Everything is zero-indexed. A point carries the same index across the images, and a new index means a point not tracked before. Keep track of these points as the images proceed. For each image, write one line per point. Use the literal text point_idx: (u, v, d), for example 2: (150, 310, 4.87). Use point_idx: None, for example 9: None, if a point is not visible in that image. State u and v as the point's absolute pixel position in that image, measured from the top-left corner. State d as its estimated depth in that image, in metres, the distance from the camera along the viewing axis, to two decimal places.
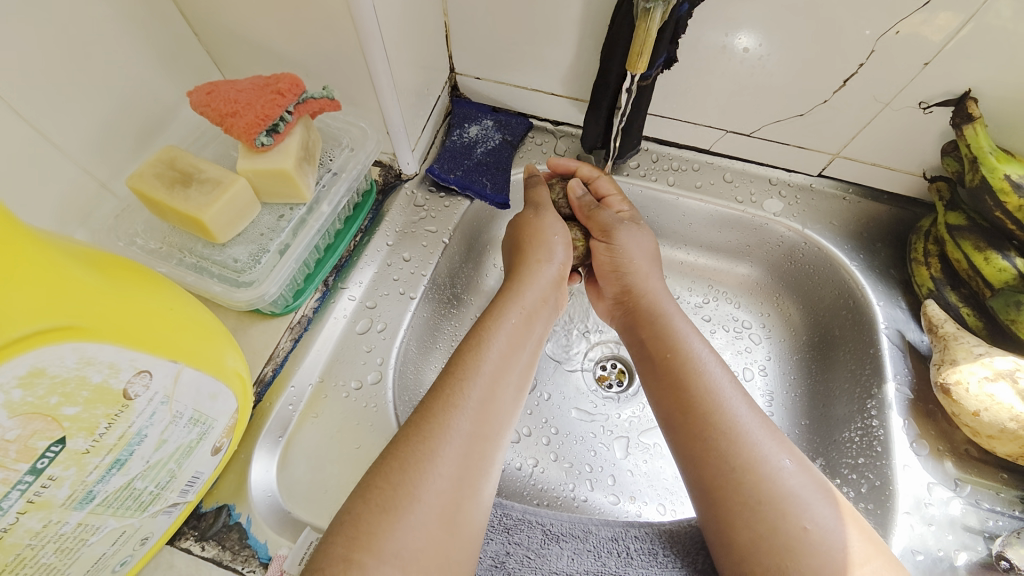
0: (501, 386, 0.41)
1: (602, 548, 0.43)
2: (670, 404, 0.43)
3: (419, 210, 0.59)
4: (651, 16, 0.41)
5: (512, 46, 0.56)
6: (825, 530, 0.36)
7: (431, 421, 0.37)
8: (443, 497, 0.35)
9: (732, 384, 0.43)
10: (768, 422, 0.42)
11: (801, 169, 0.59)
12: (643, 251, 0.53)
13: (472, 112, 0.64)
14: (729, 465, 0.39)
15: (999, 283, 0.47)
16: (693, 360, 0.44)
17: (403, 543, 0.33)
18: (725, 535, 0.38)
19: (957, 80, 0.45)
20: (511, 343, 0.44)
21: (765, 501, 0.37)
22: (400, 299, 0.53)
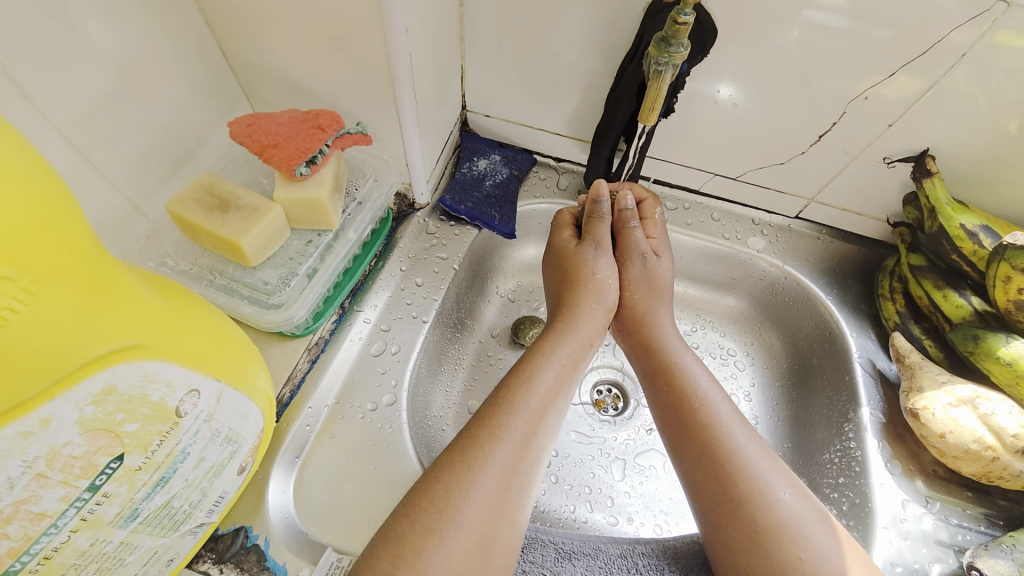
0: (545, 419, 0.42)
1: (613, 565, 0.44)
2: (677, 432, 0.46)
3: (430, 237, 0.61)
4: (662, 78, 0.43)
5: (523, 89, 0.61)
6: (820, 559, 0.39)
7: (474, 450, 0.38)
8: (479, 522, 0.36)
9: (733, 416, 0.46)
10: (768, 453, 0.45)
11: (780, 212, 0.65)
12: (663, 279, 0.54)
13: (480, 147, 0.68)
14: (732, 495, 0.42)
15: (958, 318, 0.53)
16: (695, 392, 0.47)
17: (441, 565, 0.34)
18: (727, 556, 0.42)
19: (914, 141, 0.52)
20: (558, 379, 0.45)
21: (764, 530, 0.40)
22: (413, 323, 0.55)
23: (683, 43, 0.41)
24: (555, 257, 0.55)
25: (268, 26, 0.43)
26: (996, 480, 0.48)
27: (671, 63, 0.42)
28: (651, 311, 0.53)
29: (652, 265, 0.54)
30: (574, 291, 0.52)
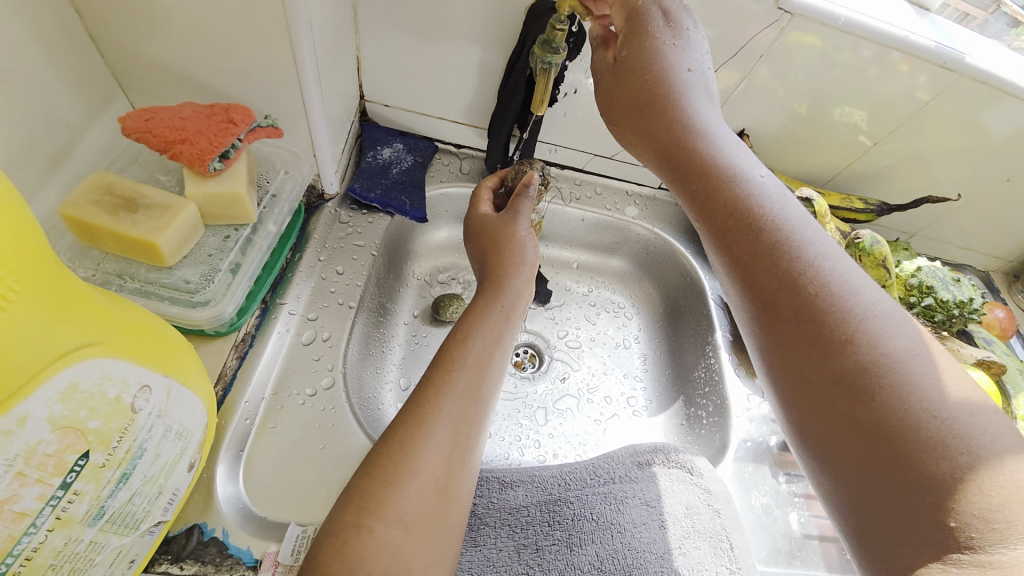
0: (486, 371, 0.47)
1: (549, 483, 0.49)
2: (756, 281, 0.38)
3: (345, 227, 0.63)
4: (547, 74, 0.51)
5: (421, 80, 0.66)
6: (948, 400, 0.32)
7: (424, 408, 0.43)
8: (436, 469, 0.40)
9: (834, 259, 0.37)
10: (875, 294, 0.36)
11: (647, 184, 0.80)
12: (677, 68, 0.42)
13: (383, 136, 0.70)
14: (833, 338, 0.35)
15: None
16: (779, 232, 0.38)
17: (405, 508, 0.38)
18: (840, 427, 0.34)
19: (734, 122, 0.68)
20: (494, 336, 0.49)
21: (881, 382, 0.33)
22: (339, 309, 0.56)
23: (561, 45, 0.49)
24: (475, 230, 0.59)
25: (153, 14, 0.42)
26: None
27: (553, 61, 0.50)
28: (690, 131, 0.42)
29: (652, 72, 0.42)
30: (503, 257, 0.55)
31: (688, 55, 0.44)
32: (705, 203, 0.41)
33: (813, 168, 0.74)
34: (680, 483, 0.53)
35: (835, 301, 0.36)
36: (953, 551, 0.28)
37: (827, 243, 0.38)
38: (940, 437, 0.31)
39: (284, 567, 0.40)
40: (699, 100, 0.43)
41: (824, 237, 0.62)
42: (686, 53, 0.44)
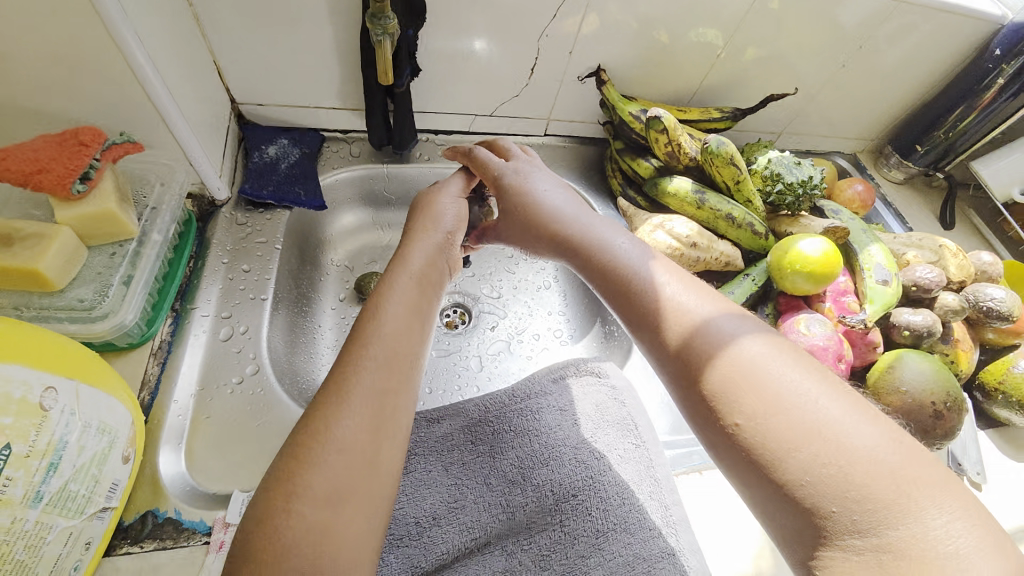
0: (409, 341, 0.43)
1: (476, 415, 0.54)
2: (649, 336, 0.43)
3: (243, 227, 0.65)
4: (384, 46, 0.55)
5: (286, 74, 0.68)
6: (823, 424, 0.34)
7: (342, 381, 0.39)
8: (351, 443, 0.37)
9: (721, 317, 0.41)
10: (770, 344, 0.39)
11: (533, 133, 0.86)
12: (554, 193, 0.53)
13: (265, 135, 0.72)
14: (710, 375, 0.38)
15: (647, 174, 0.75)
16: (669, 301, 0.43)
17: (318, 482, 0.35)
18: (728, 448, 0.36)
19: (589, 61, 0.74)
20: (410, 306, 0.45)
21: (755, 415, 0.35)
22: (253, 303, 0.59)
23: (389, 16, 0.53)
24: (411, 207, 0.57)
25: None
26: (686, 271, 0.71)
27: (386, 33, 0.54)
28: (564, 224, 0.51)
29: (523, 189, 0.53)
30: (415, 221, 0.54)
31: (546, 177, 0.55)
32: (599, 281, 0.48)
33: (673, 88, 0.81)
34: (588, 386, 0.60)
35: (710, 349, 0.39)
36: (844, 535, 0.31)
37: (704, 298, 0.43)
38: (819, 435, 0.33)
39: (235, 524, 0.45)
40: (569, 207, 0.52)
41: (681, 148, 0.69)
42: (551, 184, 0.55)
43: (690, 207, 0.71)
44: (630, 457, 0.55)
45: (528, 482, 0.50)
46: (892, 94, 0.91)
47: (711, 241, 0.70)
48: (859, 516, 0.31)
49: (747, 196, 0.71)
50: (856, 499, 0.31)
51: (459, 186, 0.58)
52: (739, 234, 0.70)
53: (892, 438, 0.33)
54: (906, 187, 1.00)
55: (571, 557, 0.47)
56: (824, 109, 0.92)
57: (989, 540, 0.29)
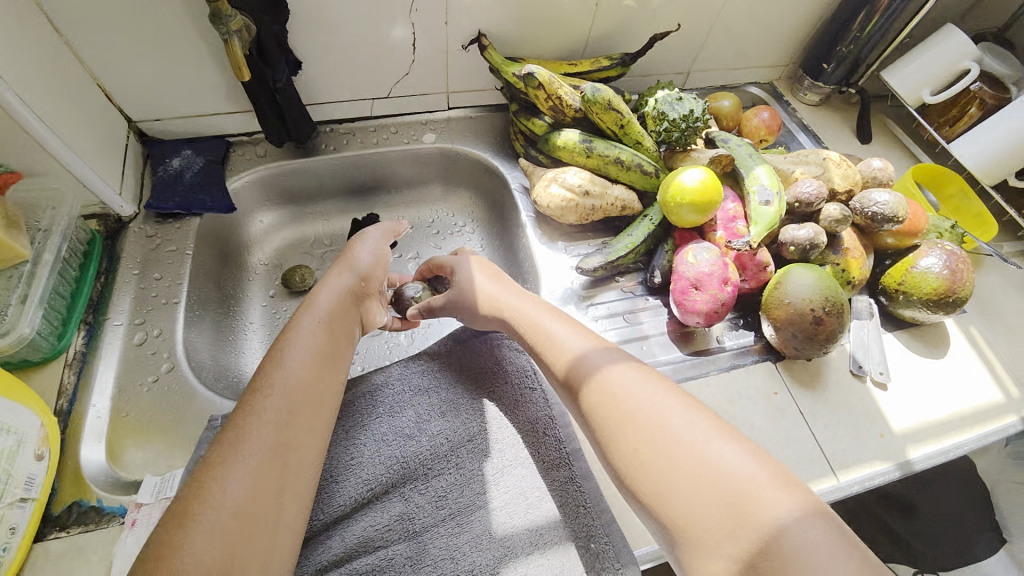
0: (308, 390, 0.44)
1: (374, 387, 0.57)
2: (600, 437, 0.44)
3: (152, 239, 0.69)
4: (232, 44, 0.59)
5: (173, 86, 0.70)
6: (716, 466, 0.37)
7: (240, 429, 0.40)
8: (240, 501, 0.37)
9: (654, 390, 0.43)
10: (688, 406, 0.42)
11: (437, 108, 0.87)
12: (484, 274, 0.60)
13: (168, 148, 0.75)
14: (629, 429, 0.41)
15: (541, 132, 0.76)
16: (624, 395, 0.44)
17: (196, 548, 0.34)
18: (634, 481, 0.40)
19: (467, 29, 0.75)
20: (311, 352, 0.47)
21: (659, 454, 0.39)
22: (165, 307, 0.63)
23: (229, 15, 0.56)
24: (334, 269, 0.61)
25: None
26: (587, 218, 0.73)
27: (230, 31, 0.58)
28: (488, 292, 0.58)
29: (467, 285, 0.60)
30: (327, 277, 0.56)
31: (478, 260, 0.63)
32: (571, 399, 0.48)
33: (563, 42, 0.81)
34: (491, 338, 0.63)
35: (635, 419, 0.42)
36: (720, 549, 0.35)
37: (653, 390, 0.43)
38: (717, 481, 0.37)
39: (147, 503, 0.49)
40: (505, 297, 0.57)
41: (563, 101, 0.70)
42: (486, 268, 0.62)
43: (580, 158, 0.72)
44: (529, 400, 0.57)
45: (423, 435, 0.54)
46: (793, 15, 0.90)
47: (604, 188, 0.71)
48: (752, 549, 0.34)
49: (636, 137, 0.71)
50: (754, 528, 0.34)
51: (382, 236, 0.63)
52: (632, 177, 0.72)
53: (767, 467, 0.37)
54: (823, 108, 1.00)
55: (465, 494, 0.51)
56: (726, 41, 0.92)
57: (878, 562, 0.32)
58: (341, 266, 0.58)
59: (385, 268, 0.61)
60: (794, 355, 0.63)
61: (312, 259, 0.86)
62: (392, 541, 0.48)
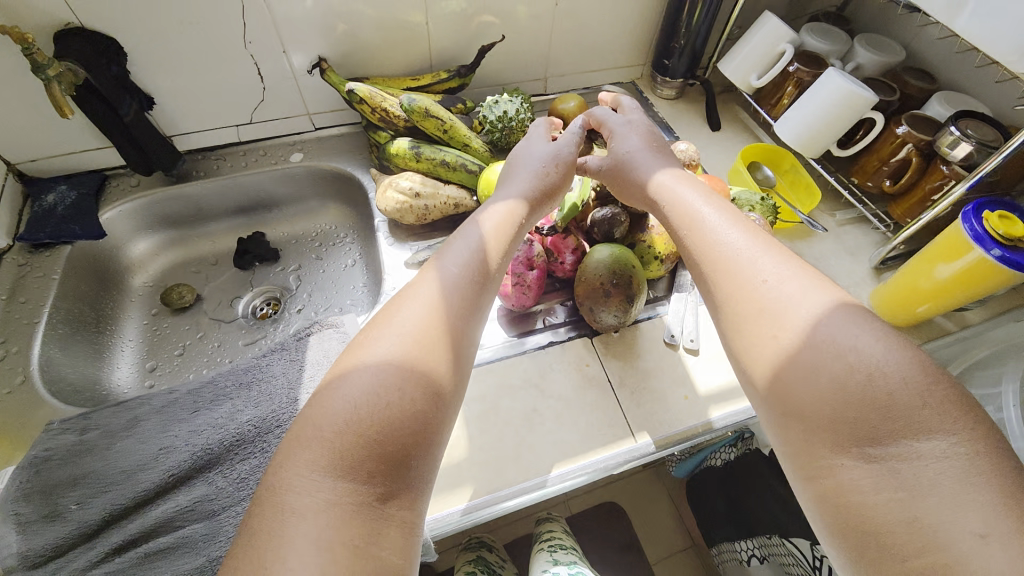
0: (437, 305, 0.45)
1: (199, 389, 0.62)
2: (718, 310, 0.47)
3: (23, 266, 0.75)
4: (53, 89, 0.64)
5: (41, 128, 0.77)
6: (846, 353, 0.38)
7: (393, 301, 0.46)
8: (357, 404, 0.38)
9: (773, 269, 0.45)
10: (807, 282, 0.43)
11: (303, 130, 0.94)
12: (631, 146, 0.66)
13: (46, 185, 0.82)
14: (756, 325, 0.43)
15: (381, 142, 0.82)
16: (743, 275, 0.45)
17: (331, 413, 0.38)
18: (768, 386, 0.41)
19: (309, 55, 0.82)
20: (462, 267, 0.48)
21: (790, 349, 0.40)
22: (27, 327, 0.69)
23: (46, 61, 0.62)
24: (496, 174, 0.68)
25: None
26: (424, 219, 0.78)
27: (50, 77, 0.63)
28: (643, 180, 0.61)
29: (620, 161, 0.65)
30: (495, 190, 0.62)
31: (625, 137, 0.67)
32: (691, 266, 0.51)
33: (410, 60, 0.89)
34: (322, 336, 0.69)
35: (763, 315, 0.43)
36: (851, 468, 0.35)
37: (777, 275, 0.44)
38: (846, 371, 0.37)
39: None
40: (639, 164, 0.62)
41: (388, 113, 0.76)
42: (629, 141, 0.66)
43: (412, 162, 0.78)
44: None
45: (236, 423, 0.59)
46: (633, 18, 0.98)
47: (436, 188, 0.77)
48: (861, 432, 0.35)
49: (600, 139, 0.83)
50: (880, 412, 0.35)
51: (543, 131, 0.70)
52: (460, 176, 0.78)
53: (905, 366, 0.36)
54: (680, 101, 1.07)
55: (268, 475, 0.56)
56: (575, 47, 0.99)
57: (987, 465, 0.32)
58: (517, 169, 0.64)
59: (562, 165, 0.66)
60: (601, 327, 0.68)
61: (199, 277, 0.93)
62: (190, 521, 0.53)
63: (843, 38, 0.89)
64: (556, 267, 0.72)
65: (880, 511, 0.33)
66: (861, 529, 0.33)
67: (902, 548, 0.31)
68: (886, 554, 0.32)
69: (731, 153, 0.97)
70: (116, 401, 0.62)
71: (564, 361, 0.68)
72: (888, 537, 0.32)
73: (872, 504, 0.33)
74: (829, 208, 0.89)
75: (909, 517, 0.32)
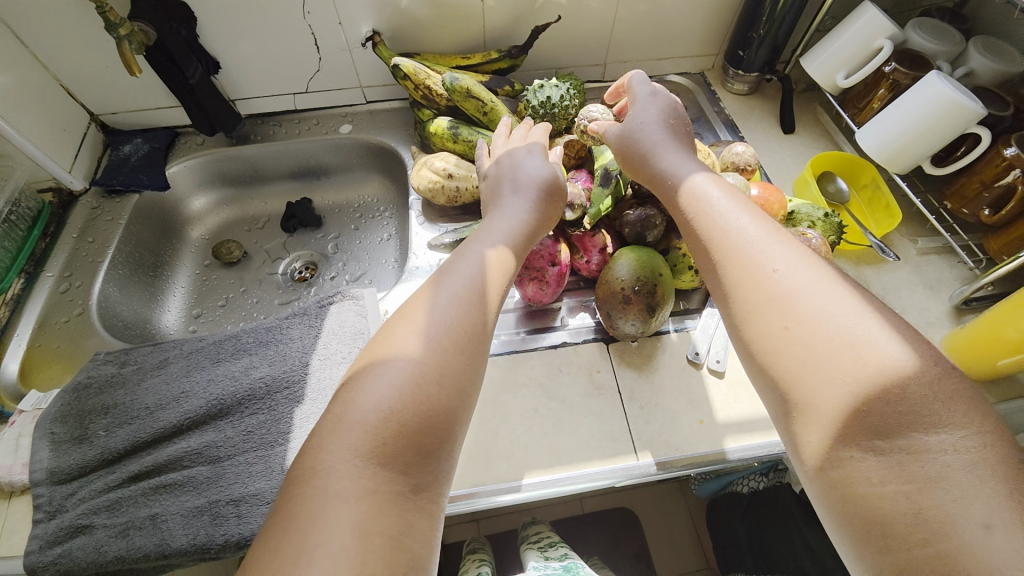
0: (457, 314, 0.44)
1: (223, 342, 0.66)
2: (749, 323, 0.41)
3: (96, 209, 0.83)
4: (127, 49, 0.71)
5: (120, 86, 0.84)
6: (886, 365, 0.34)
7: (410, 307, 0.44)
8: (385, 403, 0.37)
9: (818, 281, 0.39)
10: (852, 291, 0.39)
11: (355, 102, 0.96)
12: (656, 125, 0.60)
13: (124, 137, 0.90)
14: (789, 334, 0.38)
15: (424, 119, 0.82)
16: (776, 281, 0.40)
17: (365, 408, 0.37)
18: (806, 415, 0.36)
19: (363, 28, 0.83)
20: (475, 286, 0.46)
21: (837, 371, 0.35)
22: (91, 265, 0.77)
23: (119, 21, 0.69)
24: (486, 187, 0.63)
25: None
26: (456, 201, 0.77)
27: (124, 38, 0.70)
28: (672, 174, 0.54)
29: (643, 142, 0.58)
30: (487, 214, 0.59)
31: (646, 113, 0.61)
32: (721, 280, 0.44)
33: (463, 36, 0.87)
34: (342, 305, 0.69)
35: (802, 323, 0.38)
36: (888, 486, 0.32)
37: (806, 275, 0.40)
38: (860, 359, 0.35)
39: (27, 410, 0.61)
40: (670, 153, 0.56)
41: (431, 91, 0.76)
42: (652, 122, 0.60)
43: (449, 143, 0.78)
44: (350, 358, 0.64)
45: (249, 377, 0.62)
46: (709, 3, 0.89)
47: (469, 171, 0.76)
48: (872, 425, 0.33)
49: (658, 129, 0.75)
50: (889, 404, 0.33)
51: (542, 146, 0.65)
52: None
53: (922, 350, 0.35)
54: (753, 98, 0.97)
55: (271, 433, 0.59)
56: (640, 31, 0.92)
57: (990, 452, 0.31)
58: (514, 187, 0.59)
59: (554, 182, 0.60)
60: (618, 334, 0.64)
61: (249, 236, 0.98)
62: (196, 463, 0.56)
63: (956, 37, 0.76)
64: (582, 266, 0.69)
65: (887, 501, 0.32)
66: (865, 517, 0.32)
67: (907, 539, 0.30)
68: (890, 543, 0.31)
69: (801, 159, 0.87)
70: (154, 342, 0.67)
71: (574, 364, 0.65)
72: (897, 530, 0.31)
73: (881, 496, 0.32)
74: (910, 233, 0.78)
75: (914, 507, 0.31)
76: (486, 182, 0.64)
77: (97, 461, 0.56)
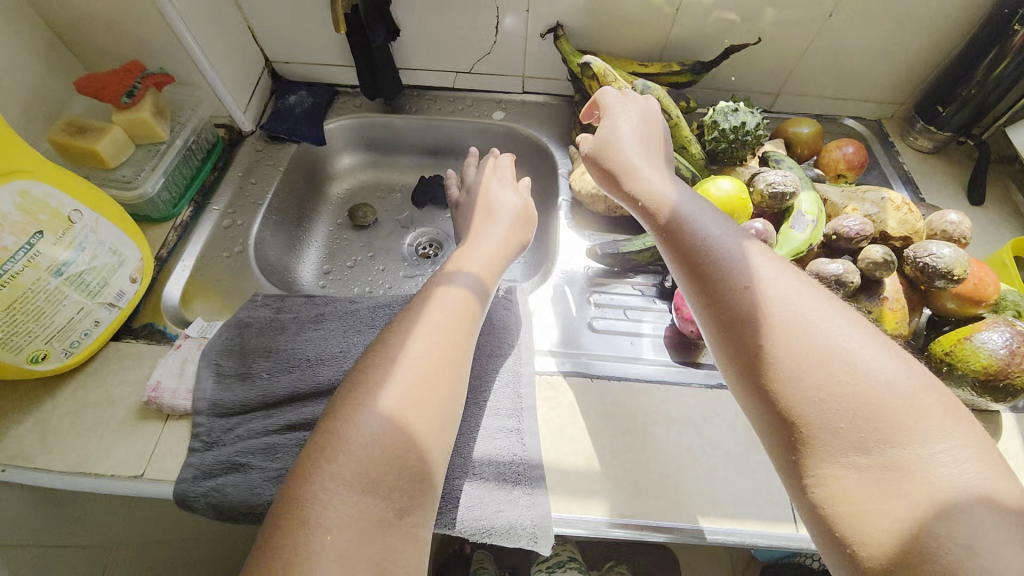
0: (384, 372, 0.45)
1: (378, 308, 0.66)
2: (745, 349, 0.42)
3: (260, 152, 0.86)
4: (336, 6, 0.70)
5: (300, 38, 0.86)
6: (871, 376, 0.37)
7: (388, 342, 0.48)
8: (376, 438, 0.41)
9: (802, 295, 0.43)
10: (839, 308, 0.42)
11: (512, 90, 0.95)
12: (634, 135, 0.60)
13: (290, 87, 0.92)
14: (779, 357, 0.40)
15: (593, 122, 0.80)
16: (762, 303, 0.43)
17: (348, 448, 0.41)
18: (804, 439, 0.38)
19: (548, 20, 0.81)
20: (434, 338, 0.48)
21: (817, 384, 0.38)
22: (252, 207, 0.80)
23: None
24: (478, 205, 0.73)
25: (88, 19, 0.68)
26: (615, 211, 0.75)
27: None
28: (651, 181, 0.55)
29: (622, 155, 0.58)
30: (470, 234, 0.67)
31: (618, 128, 0.61)
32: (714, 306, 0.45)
33: (644, 42, 0.84)
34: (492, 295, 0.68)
35: (798, 340, 0.40)
36: (870, 496, 0.35)
37: (798, 294, 0.43)
38: (855, 375, 0.38)
39: (192, 337, 0.62)
40: (649, 169, 0.56)
41: None
42: (631, 133, 0.61)
43: None
44: (502, 352, 0.63)
45: None
46: (916, 49, 0.82)
47: None
48: (856, 441, 0.36)
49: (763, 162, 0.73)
50: (872, 422, 0.36)
51: (508, 179, 0.76)
52: None
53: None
54: (934, 157, 0.89)
55: None
56: (828, 67, 0.86)
57: None
58: (499, 215, 0.69)
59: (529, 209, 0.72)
60: None
61: (382, 203, 0.99)
62: None
63: None
64: None
65: (871, 517, 0.35)
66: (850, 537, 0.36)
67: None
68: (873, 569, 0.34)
69: (987, 235, 0.79)
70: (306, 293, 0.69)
71: (730, 410, 0.61)
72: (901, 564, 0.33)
73: (863, 510, 0.35)
74: None
75: (902, 524, 0.34)
76: (482, 201, 0.73)
77: (259, 403, 0.57)
